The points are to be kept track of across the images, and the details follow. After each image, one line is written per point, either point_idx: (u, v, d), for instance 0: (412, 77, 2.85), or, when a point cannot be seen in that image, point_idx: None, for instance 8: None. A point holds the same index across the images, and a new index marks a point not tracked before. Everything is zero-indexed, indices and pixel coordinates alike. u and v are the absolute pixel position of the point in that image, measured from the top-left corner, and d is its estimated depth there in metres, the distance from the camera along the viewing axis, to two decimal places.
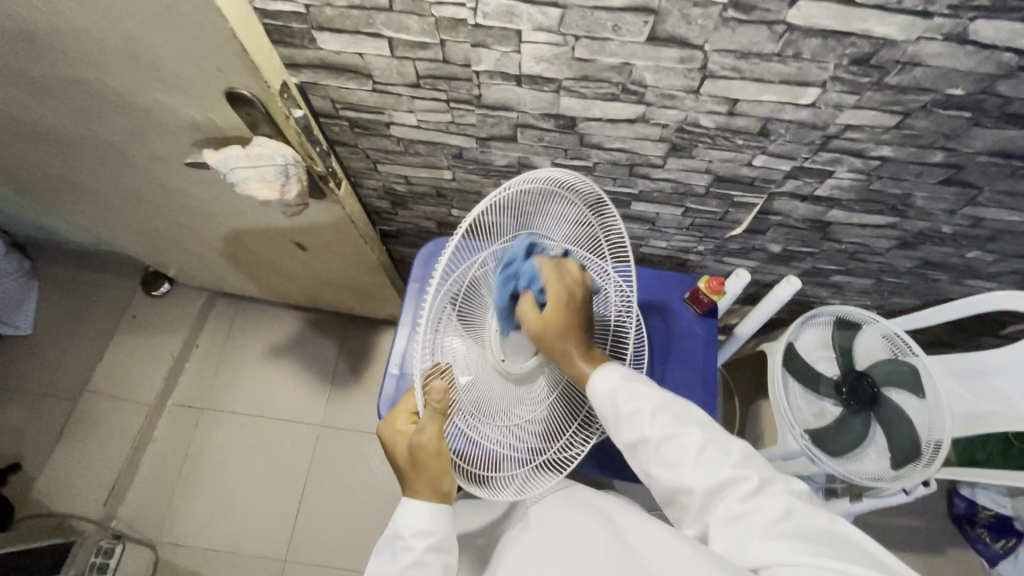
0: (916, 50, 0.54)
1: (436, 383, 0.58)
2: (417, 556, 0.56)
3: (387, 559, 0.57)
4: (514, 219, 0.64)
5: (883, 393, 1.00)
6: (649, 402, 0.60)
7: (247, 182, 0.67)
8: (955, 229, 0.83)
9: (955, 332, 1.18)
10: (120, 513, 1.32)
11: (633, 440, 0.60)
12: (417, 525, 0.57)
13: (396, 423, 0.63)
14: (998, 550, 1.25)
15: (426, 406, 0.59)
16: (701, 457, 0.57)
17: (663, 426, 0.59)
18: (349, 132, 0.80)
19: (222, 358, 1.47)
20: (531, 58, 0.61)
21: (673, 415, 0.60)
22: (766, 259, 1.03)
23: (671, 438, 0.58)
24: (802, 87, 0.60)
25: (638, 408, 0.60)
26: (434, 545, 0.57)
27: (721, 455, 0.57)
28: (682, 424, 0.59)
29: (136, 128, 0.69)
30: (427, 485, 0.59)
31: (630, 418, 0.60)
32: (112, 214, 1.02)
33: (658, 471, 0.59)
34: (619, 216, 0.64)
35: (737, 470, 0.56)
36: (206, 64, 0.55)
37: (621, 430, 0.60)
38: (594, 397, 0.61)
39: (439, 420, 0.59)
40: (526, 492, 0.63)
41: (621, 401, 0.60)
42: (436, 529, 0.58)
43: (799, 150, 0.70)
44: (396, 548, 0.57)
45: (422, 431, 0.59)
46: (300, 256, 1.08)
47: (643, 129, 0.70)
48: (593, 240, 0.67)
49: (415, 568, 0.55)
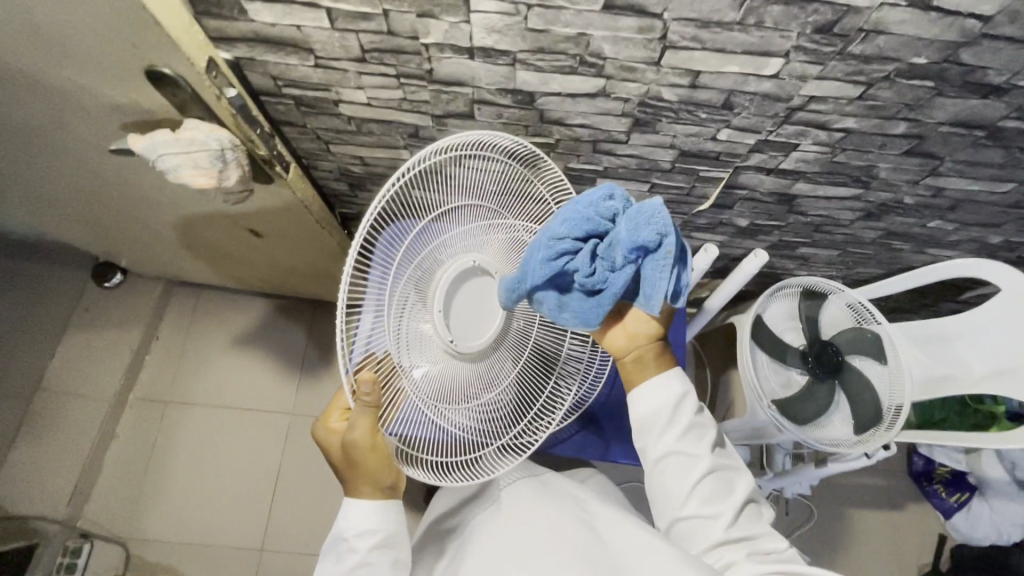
0: (880, 18, 0.52)
1: (364, 375, 0.58)
2: (361, 557, 0.59)
3: (336, 558, 0.61)
4: (437, 190, 0.65)
5: (847, 360, 1.02)
6: (708, 429, 0.62)
7: (179, 169, 0.63)
8: (917, 200, 0.83)
9: (916, 299, 1.21)
10: (86, 512, 1.29)
11: (681, 450, 0.60)
12: (360, 526, 0.60)
13: (329, 421, 0.64)
14: (952, 503, 1.27)
15: (355, 400, 0.60)
16: (738, 499, 0.60)
17: (716, 455, 0.62)
18: (295, 112, 0.75)
19: (185, 350, 1.42)
20: (482, 29, 0.57)
21: (724, 453, 0.63)
22: (734, 233, 1.02)
23: (718, 469, 0.61)
24: (765, 58, 0.57)
25: (695, 423, 0.62)
26: (380, 544, 0.60)
27: (754, 513, 0.62)
28: (732, 465, 0.63)
29: (53, 112, 0.63)
30: (367, 482, 0.61)
31: (689, 431, 0.61)
32: (46, 205, 0.95)
33: (694, 492, 0.60)
34: (551, 161, 0.68)
35: (766, 526, 0.61)
36: (117, 41, 0.50)
37: (671, 435, 0.61)
38: (656, 396, 0.62)
39: (369, 413, 0.60)
40: (489, 473, 0.65)
41: (687, 412, 0.61)
42: (381, 527, 0.61)
43: (763, 124, 0.68)
44: (340, 550, 0.60)
45: (353, 427, 0.60)
46: (256, 243, 1.03)
47: (605, 103, 0.67)
48: (531, 195, 0.69)
49: (361, 568, 0.59)
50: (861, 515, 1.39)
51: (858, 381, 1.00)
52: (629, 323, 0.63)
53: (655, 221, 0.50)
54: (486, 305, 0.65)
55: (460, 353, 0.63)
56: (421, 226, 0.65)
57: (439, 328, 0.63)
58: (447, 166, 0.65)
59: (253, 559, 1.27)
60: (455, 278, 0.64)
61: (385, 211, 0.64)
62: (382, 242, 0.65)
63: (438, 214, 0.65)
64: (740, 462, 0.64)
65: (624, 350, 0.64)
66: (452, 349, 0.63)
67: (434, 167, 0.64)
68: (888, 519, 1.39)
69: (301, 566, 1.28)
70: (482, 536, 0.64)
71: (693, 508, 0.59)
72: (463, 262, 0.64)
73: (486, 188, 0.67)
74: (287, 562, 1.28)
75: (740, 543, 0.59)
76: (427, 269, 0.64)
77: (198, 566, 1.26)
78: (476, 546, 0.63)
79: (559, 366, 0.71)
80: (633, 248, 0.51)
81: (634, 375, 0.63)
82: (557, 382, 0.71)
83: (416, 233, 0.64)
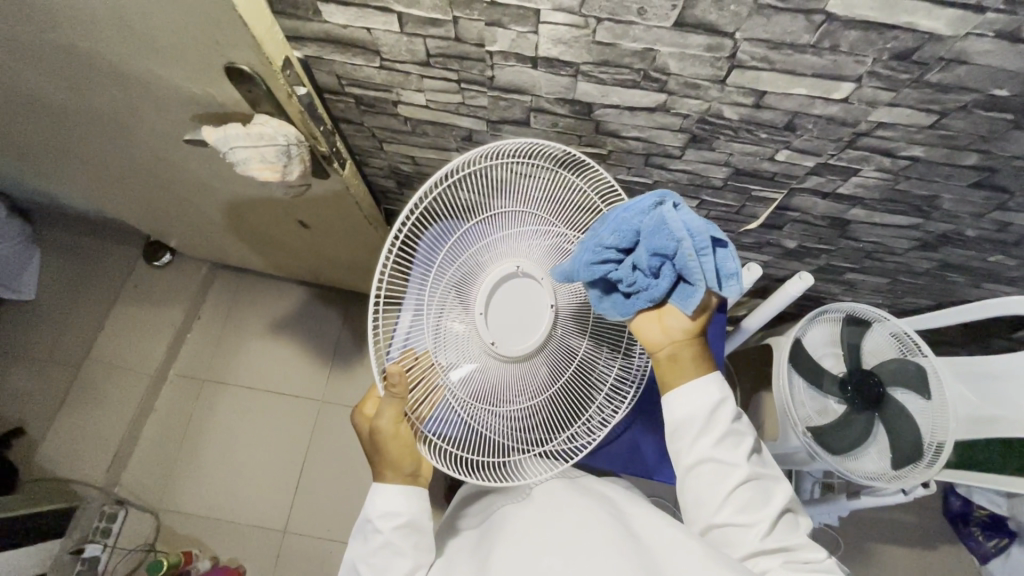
0: (963, 47, 0.50)
1: (392, 368, 0.60)
2: (385, 538, 0.60)
3: (362, 537, 0.62)
4: (480, 193, 0.66)
5: (888, 393, 0.98)
6: (747, 438, 0.61)
7: (248, 162, 0.65)
8: (980, 233, 0.80)
9: (965, 333, 1.17)
10: (124, 479, 1.34)
11: (715, 455, 0.60)
12: (384, 508, 0.61)
13: (363, 408, 0.66)
14: (990, 548, 1.24)
15: (384, 389, 0.62)
16: (771, 505, 0.59)
17: (752, 464, 0.61)
18: (354, 109, 0.77)
19: (224, 330, 1.46)
20: (548, 40, 0.57)
21: (761, 461, 0.62)
22: (779, 254, 1.00)
23: (753, 476, 0.60)
24: (836, 82, 0.56)
25: (732, 430, 0.61)
26: (403, 526, 0.61)
27: (792, 522, 0.61)
28: (769, 473, 0.62)
29: (132, 100, 0.66)
30: (390, 467, 0.62)
31: (726, 440, 0.60)
32: (111, 185, 0.99)
33: (729, 500, 0.59)
34: (600, 166, 0.66)
35: (802, 537, 0.59)
36: (204, 37, 0.52)
37: (705, 439, 0.60)
38: (691, 401, 0.61)
39: (396, 403, 0.62)
40: (528, 476, 0.65)
41: (726, 421, 0.60)
42: (404, 511, 0.61)
43: (825, 147, 0.67)
44: (366, 530, 0.61)
45: (380, 415, 0.62)
46: (302, 233, 1.06)
47: (663, 118, 0.67)
48: (582, 195, 0.67)
49: (385, 548, 0.60)
50: (893, 552, 1.34)
51: (899, 415, 0.96)
52: (665, 315, 0.62)
53: (665, 229, 0.52)
54: (525, 309, 0.64)
55: (499, 356, 0.63)
56: (463, 228, 0.65)
57: (479, 328, 0.63)
58: (487, 170, 0.66)
59: (276, 539, 1.31)
60: (489, 280, 0.64)
61: (429, 211, 0.66)
62: (425, 242, 0.66)
63: (482, 217, 0.65)
64: (776, 471, 0.63)
65: (659, 345, 0.62)
66: (492, 351, 0.63)
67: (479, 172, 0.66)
68: (921, 559, 1.34)
69: (323, 550, 1.30)
70: (512, 524, 0.64)
71: (726, 515, 0.59)
72: (498, 268, 0.64)
73: (533, 195, 0.66)
74: (309, 545, 1.31)
75: (774, 552, 0.58)
76: (471, 269, 0.64)
77: (222, 542, 1.30)
78: (505, 533, 0.63)
79: (612, 376, 0.69)
80: (653, 253, 0.53)
81: (670, 375, 0.63)
82: (609, 389, 0.70)
83: (460, 234, 0.65)
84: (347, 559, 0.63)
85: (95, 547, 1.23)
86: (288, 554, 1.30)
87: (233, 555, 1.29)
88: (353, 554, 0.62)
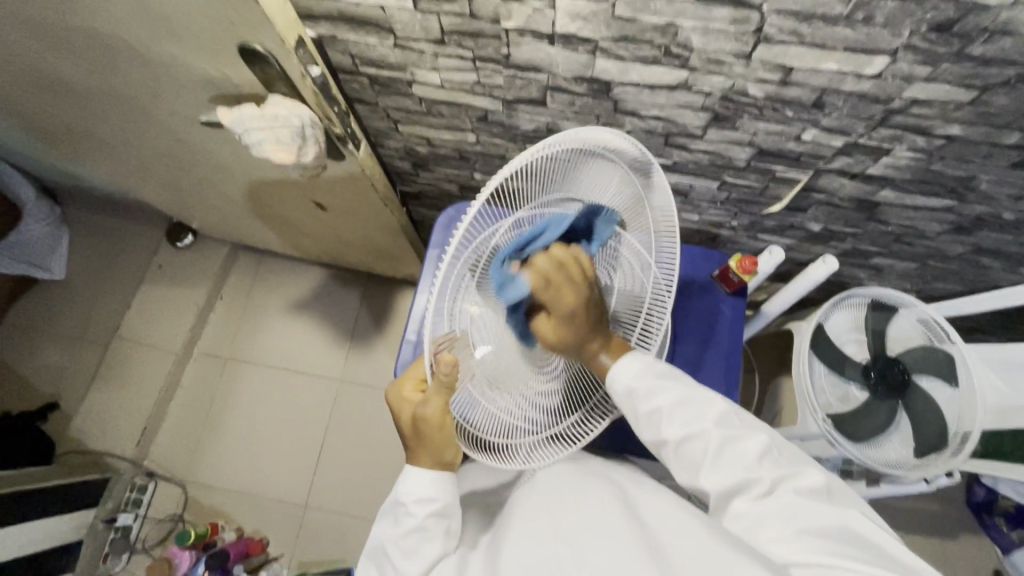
0: (1010, 17, 0.47)
1: (446, 356, 0.54)
2: (418, 522, 0.57)
3: (392, 521, 0.60)
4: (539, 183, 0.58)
5: (913, 380, 0.95)
6: (669, 399, 0.59)
7: (263, 143, 0.65)
8: (1018, 216, 0.77)
9: (998, 321, 1.13)
10: (152, 453, 1.38)
11: (655, 439, 0.60)
12: (419, 492, 0.58)
13: (403, 389, 0.62)
14: (1014, 539, 1.21)
15: (433, 377, 0.56)
16: (720, 458, 0.57)
17: (680, 423, 0.58)
18: (369, 90, 0.76)
19: (246, 310, 1.49)
20: (566, 15, 0.56)
21: (690, 406, 0.59)
22: (803, 238, 0.97)
23: (692, 437, 0.58)
24: (869, 56, 0.54)
25: (657, 407, 0.59)
26: (437, 512, 0.58)
27: (740, 451, 0.57)
28: (702, 418, 0.58)
29: (149, 81, 0.66)
30: (428, 455, 0.58)
31: (651, 417, 0.59)
32: (132, 166, 1.01)
33: (678, 467, 0.59)
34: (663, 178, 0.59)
35: (753, 466, 0.56)
36: (217, 16, 0.52)
37: (642, 429, 0.61)
38: (617, 385, 0.60)
39: (444, 393, 0.56)
40: (532, 462, 0.62)
41: (640, 398, 0.59)
42: (439, 496, 0.58)
43: (855, 125, 0.64)
44: (397, 514, 0.59)
45: (425, 403, 0.57)
46: (319, 214, 1.06)
47: (684, 96, 0.65)
48: (636, 205, 0.62)
49: (416, 532, 0.57)
50: (916, 543, 1.31)
51: (922, 402, 0.94)
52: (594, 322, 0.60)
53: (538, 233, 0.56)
54: None
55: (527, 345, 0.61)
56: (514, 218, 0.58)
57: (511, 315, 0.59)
58: (553, 163, 0.57)
59: (298, 513, 1.35)
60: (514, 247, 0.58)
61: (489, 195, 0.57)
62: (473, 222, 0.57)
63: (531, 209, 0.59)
64: (712, 409, 0.59)
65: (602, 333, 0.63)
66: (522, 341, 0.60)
67: (544, 167, 0.57)
68: (945, 550, 1.31)
69: (342, 525, 1.34)
70: (522, 508, 0.65)
71: (684, 477, 0.59)
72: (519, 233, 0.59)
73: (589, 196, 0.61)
74: (330, 520, 1.34)
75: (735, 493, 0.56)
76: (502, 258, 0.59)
77: (245, 513, 1.34)
78: (512, 519, 0.64)
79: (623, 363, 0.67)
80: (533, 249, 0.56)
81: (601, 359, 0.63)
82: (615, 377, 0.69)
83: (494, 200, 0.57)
84: (372, 539, 0.61)
85: (127, 516, 1.29)
86: (310, 528, 1.34)
87: (258, 527, 1.33)
88: (380, 537, 0.60)
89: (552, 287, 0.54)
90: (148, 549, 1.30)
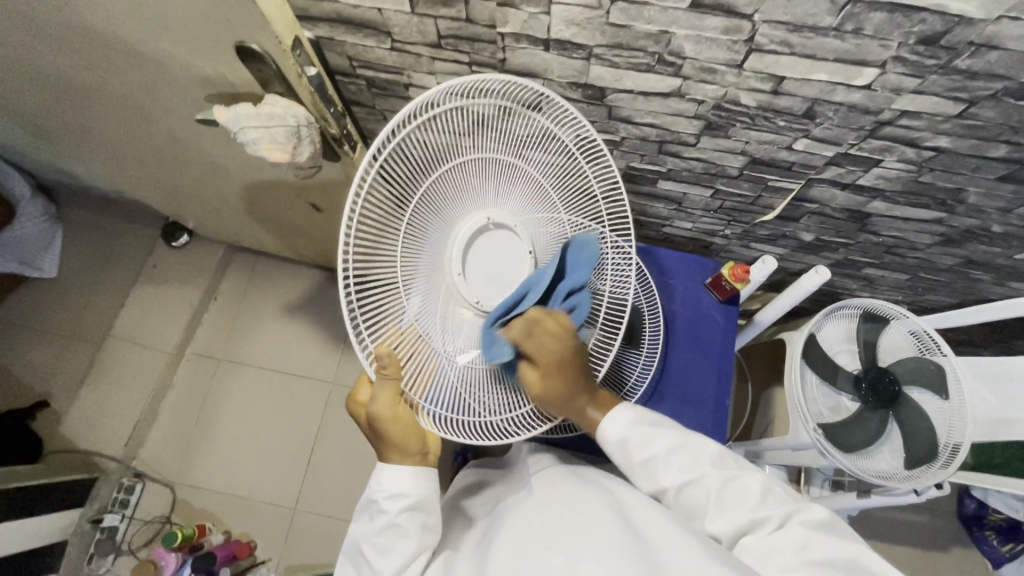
0: (995, 31, 0.48)
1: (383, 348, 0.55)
2: (390, 519, 0.57)
3: (368, 518, 0.59)
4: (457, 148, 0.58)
5: (904, 391, 0.95)
6: (662, 446, 0.61)
7: (257, 142, 0.65)
8: (1006, 229, 0.78)
9: (987, 333, 1.14)
10: (141, 453, 1.37)
11: (653, 487, 0.61)
12: (390, 489, 0.58)
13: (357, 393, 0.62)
14: (1004, 553, 1.25)
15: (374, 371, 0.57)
16: (722, 499, 0.58)
17: (677, 469, 0.60)
18: (366, 92, 0.77)
19: (240, 311, 1.49)
20: (560, 21, 0.56)
21: (683, 450, 0.61)
22: (796, 247, 0.98)
23: (692, 483, 0.59)
24: (859, 67, 0.54)
25: (652, 455, 0.61)
26: (409, 507, 0.57)
27: (744, 489, 0.58)
28: (699, 464, 0.60)
29: (146, 78, 0.67)
30: (397, 450, 0.58)
31: (646, 467, 0.61)
32: (129, 164, 1.01)
33: (683, 509, 0.60)
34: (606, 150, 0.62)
35: (757, 505, 0.57)
36: (215, 15, 0.52)
37: (640, 478, 0.62)
38: (609, 435, 0.63)
39: (391, 384, 0.56)
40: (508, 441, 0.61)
41: (634, 449, 0.61)
42: (411, 492, 0.58)
43: (846, 136, 0.65)
44: (372, 511, 0.59)
45: (375, 399, 0.57)
46: (314, 216, 1.06)
47: (677, 104, 0.65)
48: (572, 167, 0.63)
49: (390, 530, 0.57)
50: (907, 555, 1.31)
51: (913, 414, 0.93)
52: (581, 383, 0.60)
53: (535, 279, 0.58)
54: (505, 261, 0.61)
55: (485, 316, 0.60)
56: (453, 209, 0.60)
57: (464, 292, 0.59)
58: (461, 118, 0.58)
59: (287, 516, 1.33)
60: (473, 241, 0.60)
61: (396, 172, 0.57)
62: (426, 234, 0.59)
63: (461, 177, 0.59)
64: (709, 451, 0.61)
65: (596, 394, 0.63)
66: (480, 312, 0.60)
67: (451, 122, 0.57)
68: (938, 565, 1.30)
69: (329, 530, 1.33)
70: (515, 511, 0.64)
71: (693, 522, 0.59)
72: (477, 217, 0.60)
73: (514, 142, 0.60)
74: (318, 524, 1.33)
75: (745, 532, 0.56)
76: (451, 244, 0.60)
77: (232, 515, 1.33)
78: (505, 521, 0.63)
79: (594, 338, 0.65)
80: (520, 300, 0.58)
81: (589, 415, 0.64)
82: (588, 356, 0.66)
83: (435, 180, 0.58)
84: (350, 538, 0.60)
85: (113, 517, 1.27)
86: (298, 531, 1.32)
87: (245, 530, 1.32)
88: (356, 534, 0.60)
89: (536, 345, 0.56)
90: (133, 550, 1.29)
